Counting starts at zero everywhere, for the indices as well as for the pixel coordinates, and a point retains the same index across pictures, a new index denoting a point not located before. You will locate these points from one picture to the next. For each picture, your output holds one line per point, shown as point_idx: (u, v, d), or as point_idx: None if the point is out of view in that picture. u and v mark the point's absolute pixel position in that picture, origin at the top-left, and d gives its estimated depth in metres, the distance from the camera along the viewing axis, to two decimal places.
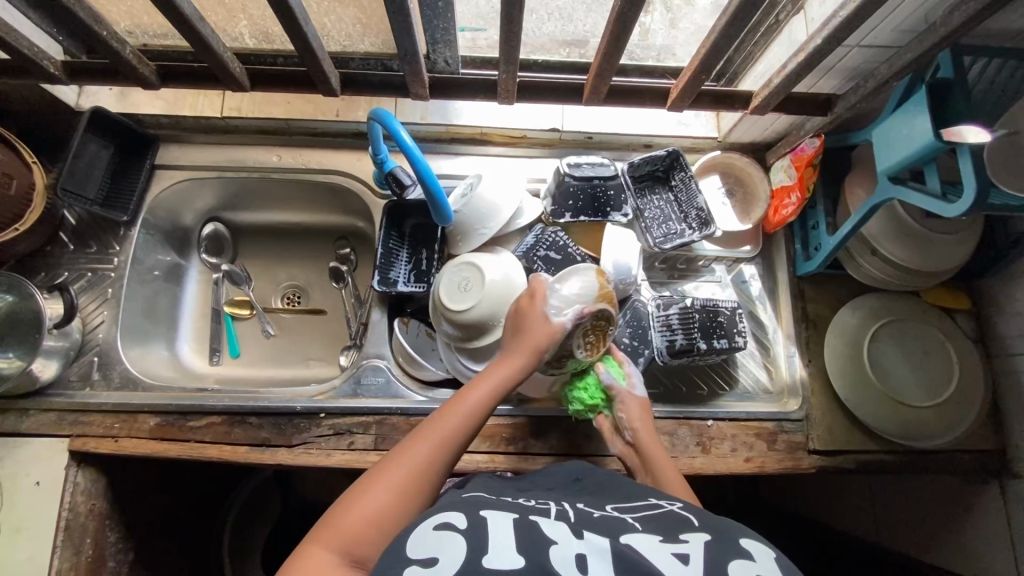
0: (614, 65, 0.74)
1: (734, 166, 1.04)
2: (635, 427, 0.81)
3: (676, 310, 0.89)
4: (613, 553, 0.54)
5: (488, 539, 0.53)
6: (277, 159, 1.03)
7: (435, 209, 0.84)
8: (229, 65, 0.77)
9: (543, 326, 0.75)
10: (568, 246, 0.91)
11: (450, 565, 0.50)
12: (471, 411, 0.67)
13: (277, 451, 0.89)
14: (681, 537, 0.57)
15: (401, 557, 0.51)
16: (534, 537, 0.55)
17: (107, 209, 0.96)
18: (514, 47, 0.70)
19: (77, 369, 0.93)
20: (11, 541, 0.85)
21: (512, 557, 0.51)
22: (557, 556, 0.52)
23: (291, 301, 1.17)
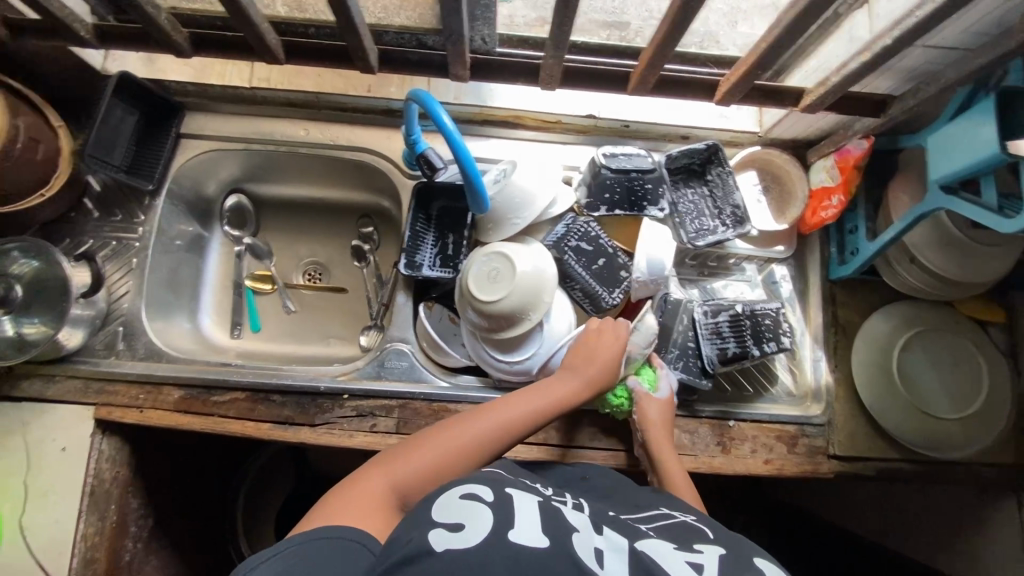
0: (667, 55, 0.70)
1: (773, 163, 1.01)
2: (650, 435, 0.81)
3: (726, 316, 0.86)
4: (630, 551, 0.54)
5: (513, 516, 0.53)
6: (304, 134, 1.00)
7: (472, 195, 0.81)
8: (266, 38, 0.74)
9: (613, 355, 0.80)
10: (600, 237, 0.88)
11: (477, 533, 0.50)
12: (523, 413, 0.72)
13: (299, 429, 0.89)
14: (696, 548, 0.56)
15: (428, 521, 0.52)
16: (557, 521, 0.55)
17: (132, 177, 0.94)
18: (566, 31, 0.67)
19: (102, 338, 0.93)
20: (39, 503, 0.87)
21: (536, 537, 0.51)
22: (579, 543, 0.53)
23: (312, 277, 1.16)
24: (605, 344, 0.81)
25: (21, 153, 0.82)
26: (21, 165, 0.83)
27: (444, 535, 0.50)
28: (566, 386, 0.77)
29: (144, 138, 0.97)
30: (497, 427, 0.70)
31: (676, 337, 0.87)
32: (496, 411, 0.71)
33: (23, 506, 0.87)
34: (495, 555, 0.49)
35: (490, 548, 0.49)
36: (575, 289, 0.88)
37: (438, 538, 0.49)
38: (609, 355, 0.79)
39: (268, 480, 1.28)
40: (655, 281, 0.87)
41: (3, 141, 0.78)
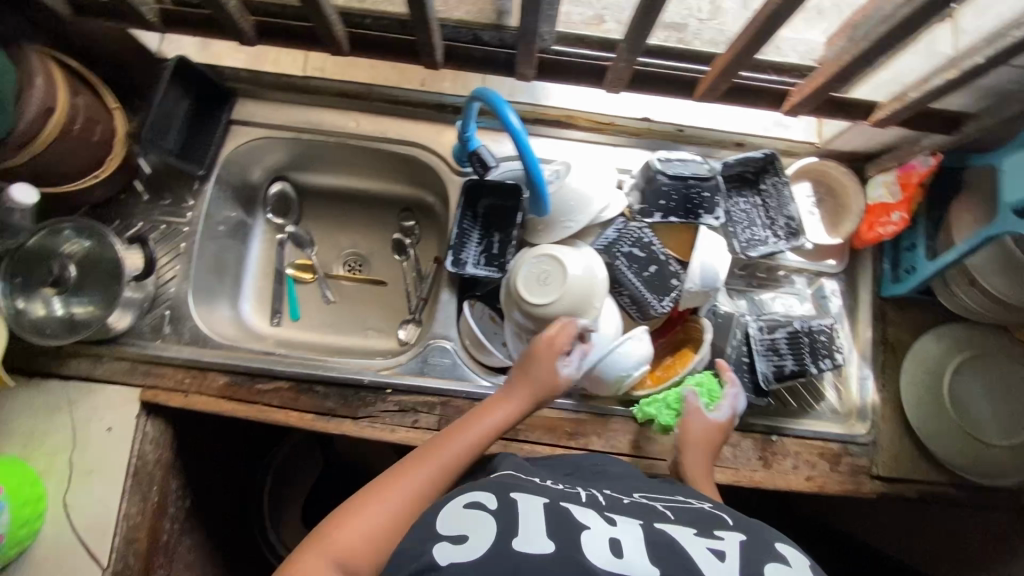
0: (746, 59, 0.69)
1: (828, 174, 0.98)
2: (690, 447, 0.80)
3: (783, 333, 0.85)
4: (646, 539, 0.55)
5: (517, 522, 0.54)
6: (355, 125, 0.99)
7: (533, 198, 0.82)
8: (337, 33, 0.73)
9: (553, 371, 0.78)
10: (653, 244, 0.87)
11: (478, 545, 0.52)
12: (470, 448, 0.71)
13: (342, 421, 0.90)
14: (717, 534, 0.56)
15: (434, 533, 0.54)
16: (565, 521, 0.55)
17: (183, 161, 0.94)
18: (644, 35, 0.67)
19: (149, 321, 0.93)
20: (84, 482, 0.88)
21: (541, 542, 0.52)
22: (589, 542, 0.53)
23: (352, 268, 1.16)
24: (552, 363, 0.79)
25: (80, 135, 0.81)
26: (79, 146, 0.82)
27: (449, 549, 0.52)
28: (507, 414, 0.76)
29: (195, 122, 0.96)
30: (445, 466, 0.68)
31: (729, 354, 0.87)
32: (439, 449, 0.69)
33: (68, 483, 0.88)
34: (496, 568, 0.50)
35: (495, 559, 0.51)
36: (624, 295, 0.87)
37: (442, 553, 0.52)
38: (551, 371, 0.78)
39: (295, 467, 1.27)
40: (706, 291, 0.86)
41: (63, 123, 0.78)
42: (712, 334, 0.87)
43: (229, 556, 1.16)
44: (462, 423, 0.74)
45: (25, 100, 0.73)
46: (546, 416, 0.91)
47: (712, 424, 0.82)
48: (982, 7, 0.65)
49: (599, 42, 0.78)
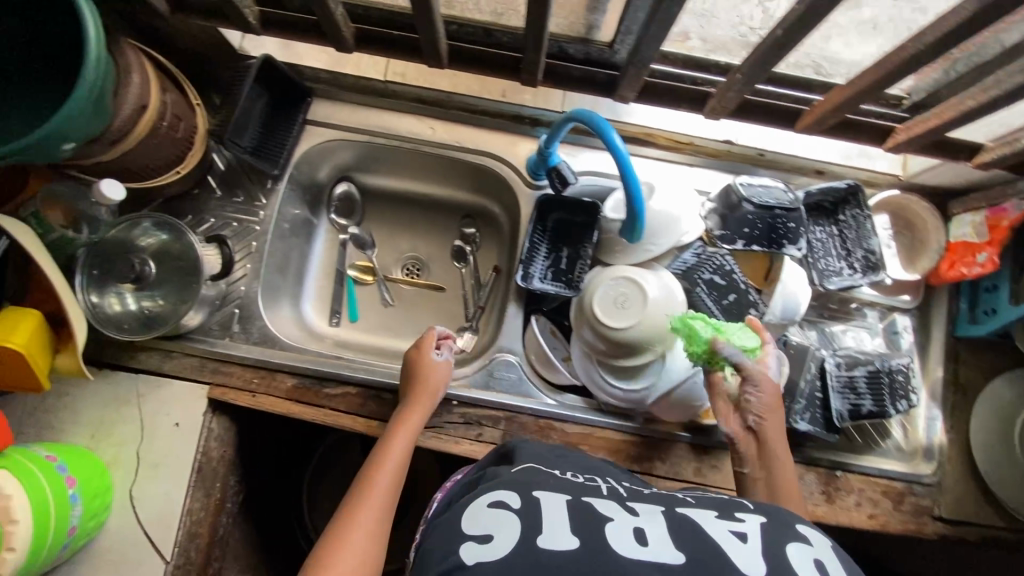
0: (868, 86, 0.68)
1: (908, 208, 0.97)
2: (767, 415, 0.75)
3: (863, 372, 0.84)
4: (669, 524, 0.55)
5: (541, 517, 0.54)
6: (431, 132, 0.98)
7: (630, 223, 0.79)
8: (440, 42, 0.73)
9: (435, 371, 0.86)
10: (734, 272, 0.85)
11: (505, 541, 0.52)
12: (399, 459, 0.77)
13: (406, 431, 0.89)
14: (738, 517, 0.57)
15: (459, 533, 0.55)
16: (587, 513, 0.56)
17: (259, 160, 0.93)
18: (765, 66, 0.69)
19: (219, 319, 0.93)
20: (149, 476, 0.88)
21: (565, 538, 0.52)
22: (613, 533, 0.53)
23: (411, 272, 1.16)
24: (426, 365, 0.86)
25: (165, 133, 0.80)
26: (164, 143, 0.81)
27: (475, 548, 0.52)
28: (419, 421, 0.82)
29: (271, 120, 0.95)
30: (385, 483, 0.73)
31: (803, 388, 0.85)
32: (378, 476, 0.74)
33: (134, 476, 0.88)
34: (521, 565, 0.50)
35: (520, 556, 0.50)
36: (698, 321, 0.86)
37: (467, 552, 0.52)
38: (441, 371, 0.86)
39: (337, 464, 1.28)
40: (785, 322, 0.86)
41: (152, 120, 0.77)
42: (787, 367, 0.84)
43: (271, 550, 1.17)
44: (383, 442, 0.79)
45: (122, 97, 0.72)
46: (611, 438, 0.90)
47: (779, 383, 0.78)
48: None
49: (685, 61, 0.82)
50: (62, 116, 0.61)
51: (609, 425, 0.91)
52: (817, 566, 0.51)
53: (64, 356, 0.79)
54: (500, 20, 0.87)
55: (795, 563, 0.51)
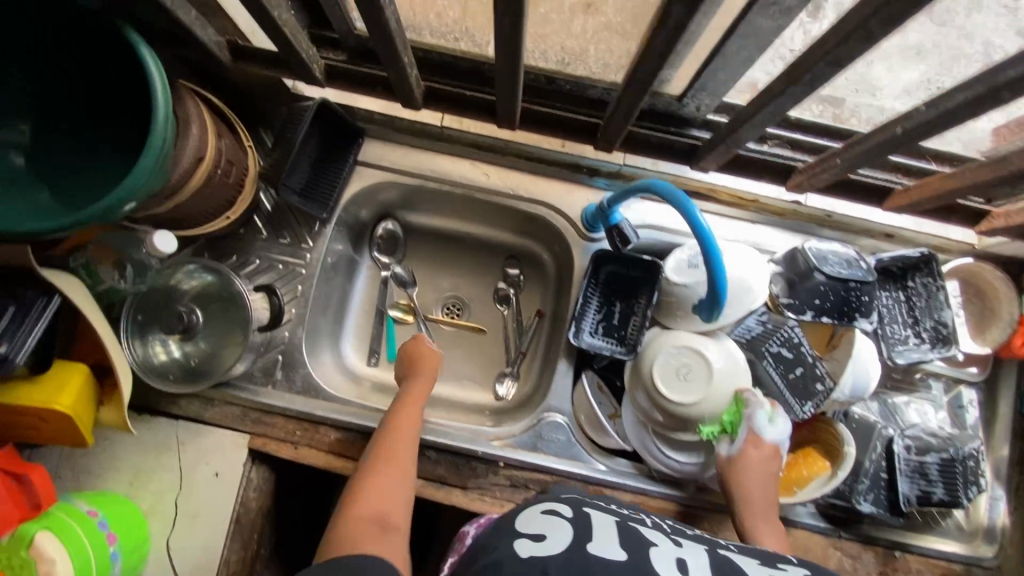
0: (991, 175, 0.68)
1: (980, 277, 0.93)
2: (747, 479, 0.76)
3: (935, 458, 0.81)
4: (712, 560, 0.57)
5: (593, 531, 0.58)
6: (485, 178, 0.95)
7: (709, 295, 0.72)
8: (517, 89, 0.69)
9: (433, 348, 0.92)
10: (803, 344, 0.81)
11: (557, 542, 0.56)
12: (413, 419, 0.82)
13: (451, 491, 0.86)
14: (781, 566, 0.58)
15: (514, 531, 0.59)
16: (636, 539, 0.58)
17: (310, 204, 0.90)
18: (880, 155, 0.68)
19: (262, 364, 0.91)
20: (186, 528, 0.85)
21: (614, 550, 0.55)
22: (657, 555, 0.56)
23: (451, 313, 1.13)
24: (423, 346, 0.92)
25: (219, 180, 0.77)
26: (217, 190, 0.78)
27: (528, 543, 0.56)
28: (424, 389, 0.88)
29: (322, 161, 0.92)
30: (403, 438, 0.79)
31: (868, 468, 0.82)
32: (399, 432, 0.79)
33: (171, 527, 0.85)
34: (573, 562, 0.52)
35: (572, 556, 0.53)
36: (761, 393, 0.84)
37: (523, 546, 0.55)
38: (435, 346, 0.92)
39: None
40: (852, 399, 0.83)
41: (209, 170, 0.74)
42: (853, 447, 0.82)
43: None
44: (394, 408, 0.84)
45: (180, 150, 0.68)
46: (663, 508, 0.87)
47: (766, 444, 0.78)
48: None
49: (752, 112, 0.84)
50: (138, 173, 0.59)
51: (660, 493, 0.88)
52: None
53: (108, 409, 0.77)
54: (567, 69, 0.83)
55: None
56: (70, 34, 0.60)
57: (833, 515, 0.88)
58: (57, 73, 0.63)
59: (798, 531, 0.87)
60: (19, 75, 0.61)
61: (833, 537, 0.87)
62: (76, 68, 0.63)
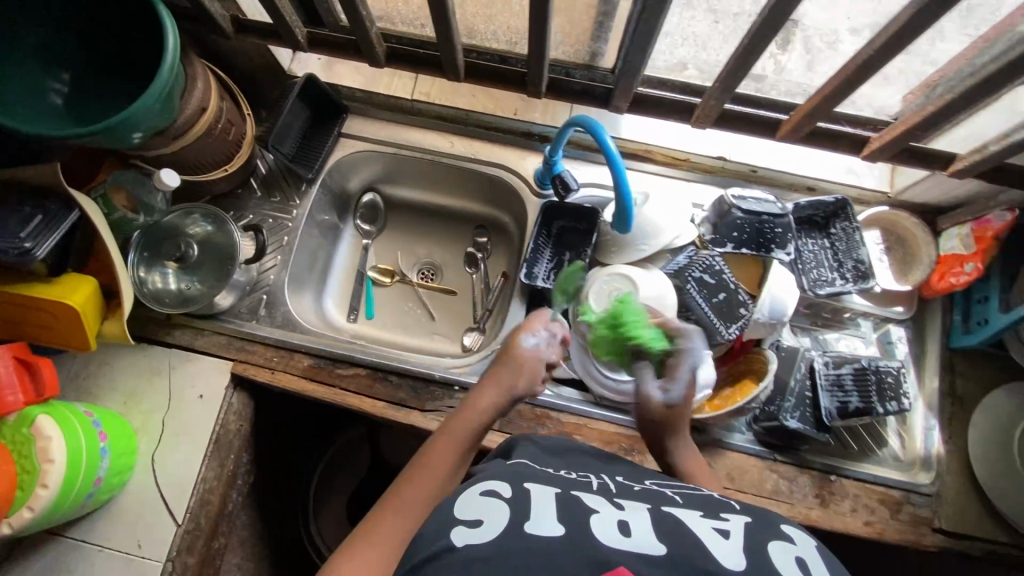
0: (831, 106, 0.73)
1: (899, 224, 1.00)
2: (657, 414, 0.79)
3: (849, 370, 0.88)
4: (655, 522, 0.56)
5: (531, 508, 0.55)
6: (450, 145, 1.09)
7: (618, 217, 0.87)
8: (458, 60, 0.84)
9: (522, 360, 0.80)
10: (724, 272, 0.90)
11: (493, 529, 0.53)
12: (463, 434, 0.73)
13: (410, 412, 0.95)
14: (722, 516, 0.58)
15: (451, 519, 0.56)
16: (575, 510, 0.55)
17: (297, 165, 1.06)
18: (740, 76, 0.73)
19: (247, 303, 1.03)
20: (172, 443, 0.95)
21: (551, 525, 0.53)
22: (597, 523, 0.54)
23: (425, 276, 1.24)
24: (519, 353, 0.81)
25: (219, 134, 0.93)
26: (217, 143, 0.94)
27: (464, 532, 0.53)
28: (494, 394, 0.77)
29: (310, 132, 1.09)
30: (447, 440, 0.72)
31: (793, 386, 0.89)
32: (438, 453, 0.70)
33: (157, 444, 0.95)
34: (513, 546, 0.50)
35: (508, 539, 0.51)
36: (691, 319, 0.91)
37: (458, 536, 0.53)
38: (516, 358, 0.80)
39: (342, 458, 1.42)
40: (773, 323, 0.91)
41: (209, 120, 0.89)
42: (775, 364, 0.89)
43: (274, 536, 1.27)
44: (450, 421, 0.75)
45: (186, 100, 0.84)
46: (606, 430, 0.93)
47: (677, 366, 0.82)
48: None
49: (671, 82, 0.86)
50: (149, 96, 0.73)
51: (602, 416, 0.94)
52: (799, 563, 0.52)
53: (110, 324, 0.88)
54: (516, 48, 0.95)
55: (778, 564, 0.52)
56: (100, 5, 0.77)
57: (768, 440, 0.94)
58: (91, 38, 0.81)
59: (734, 453, 0.93)
60: (62, 40, 0.79)
61: (768, 460, 0.93)
62: (103, 33, 0.80)
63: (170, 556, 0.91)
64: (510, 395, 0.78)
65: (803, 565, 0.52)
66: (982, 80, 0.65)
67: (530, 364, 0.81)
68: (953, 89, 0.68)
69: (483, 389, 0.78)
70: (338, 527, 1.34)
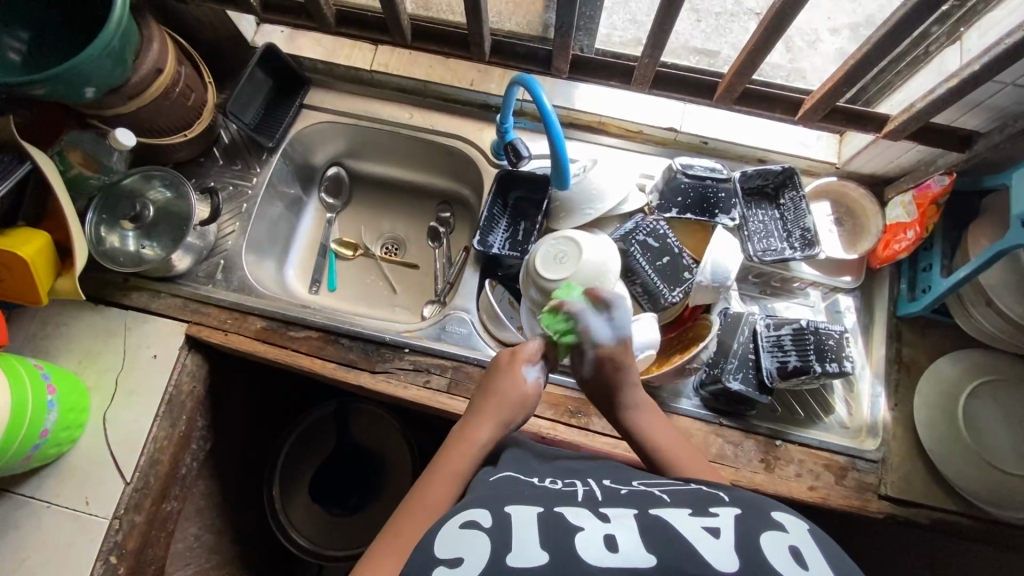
0: (757, 64, 0.76)
1: (847, 196, 1.02)
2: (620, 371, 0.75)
3: (789, 330, 0.89)
4: (641, 528, 0.53)
5: (513, 536, 0.51)
6: (409, 117, 1.13)
7: (556, 173, 0.89)
8: (402, 21, 0.84)
9: (517, 389, 0.73)
10: (668, 236, 0.92)
11: (474, 566, 0.49)
12: (461, 467, 0.67)
13: (360, 373, 0.96)
14: (711, 511, 0.55)
15: (430, 560, 0.51)
16: (560, 529, 0.52)
17: (257, 133, 1.08)
18: (666, 31, 0.74)
19: (205, 267, 1.04)
20: (123, 402, 0.96)
21: (535, 553, 0.50)
22: (581, 541, 0.51)
23: (389, 251, 1.25)
24: (517, 380, 0.74)
25: (177, 98, 0.95)
26: (176, 106, 0.96)
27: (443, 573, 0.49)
28: (494, 430, 0.71)
29: (273, 104, 1.12)
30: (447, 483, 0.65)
31: (736, 348, 0.90)
32: (432, 488, 0.65)
33: (109, 403, 0.96)
34: None
35: None
36: (636, 283, 0.92)
37: None
38: (514, 387, 0.73)
39: (307, 442, 1.38)
40: (717, 286, 0.91)
41: (167, 82, 0.91)
42: (718, 327, 0.92)
43: (234, 513, 1.25)
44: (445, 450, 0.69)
45: (142, 58, 0.86)
46: (553, 393, 0.94)
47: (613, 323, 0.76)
48: (982, 30, 0.72)
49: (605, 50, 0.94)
50: (101, 41, 0.75)
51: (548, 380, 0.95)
52: (793, 556, 0.50)
53: (64, 280, 0.89)
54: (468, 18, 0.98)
55: (773, 560, 0.49)
56: None
57: (715, 405, 0.94)
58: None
59: (681, 417, 0.94)
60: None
61: (713, 424, 0.93)
62: None
63: (117, 513, 0.90)
64: (508, 429, 0.72)
65: (798, 557, 0.49)
66: (891, 29, 0.67)
67: (529, 394, 0.74)
68: (870, 41, 0.70)
69: (482, 418, 0.71)
70: (301, 505, 1.33)
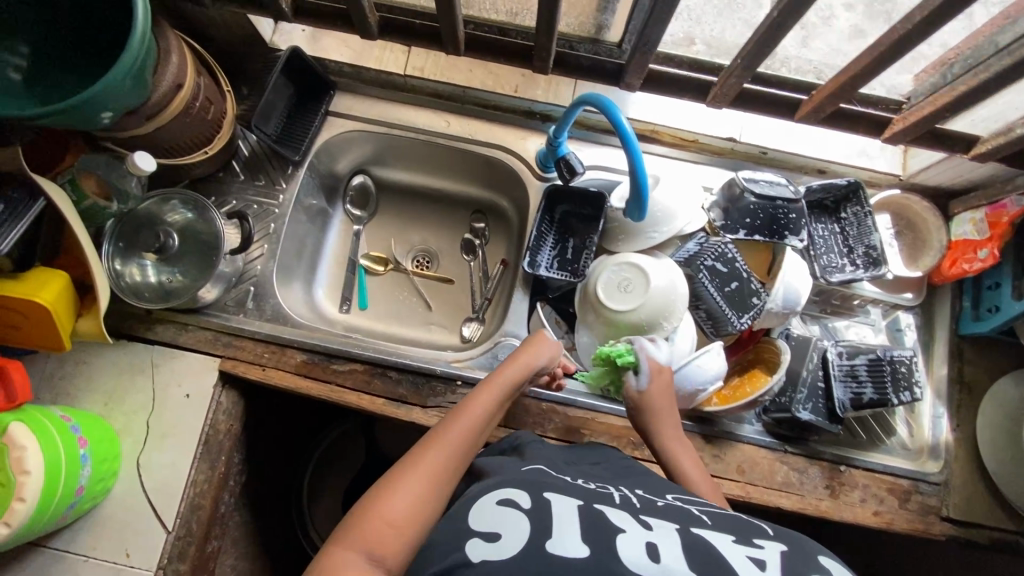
0: (854, 87, 0.71)
1: (909, 209, 0.98)
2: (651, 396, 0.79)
3: (863, 360, 0.87)
4: (684, 544, 0.50)
5: (554, 521, 0.50)
6: (446, 125, 1.04)
7: (632, 203, 0.84)
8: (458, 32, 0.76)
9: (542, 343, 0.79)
10: (737, 260, 0.87)
11: (512, 542, 0.48)
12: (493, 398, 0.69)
13: (411, 409, 0.91)
14: (756, 542, 0.52)
15: (463, 529, 0.50)
16: (603, 530, 0.50)
17: (282, 146, 0.99)
18: (762, 52, 0.68)
19: (234, 296, 0.97)
20: (156, 446, 0.89)
21: (574, 547, 0.48)
22: (623, 545, 0.48)
23: (420, 264, 1.18)
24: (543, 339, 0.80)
25: (197, 113, 0.85)
26: (196, 123, 0.86)
27: (481, 547, 0.48)
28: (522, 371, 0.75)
29: (296, 111, 1.02)
30: (486, 409, 0.68)
31: (805, 377, 0.87)
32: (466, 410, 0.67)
33: (142, 448, 0.89)
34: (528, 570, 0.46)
35: (524, 564, 0.46)
36: (702, 308, 0.89)
37: (474, 551, 0.48)
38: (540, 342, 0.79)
39: (335, 458, 1.32)
40: (786, 311, 0.89)
41: (187, 98, 0.82)
42: (789, 355, 0.87)
43: (266, 537, 1.21)
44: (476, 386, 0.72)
45: (162, 73, 0.77)
46: (614, 424, 0.91)
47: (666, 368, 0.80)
48: None
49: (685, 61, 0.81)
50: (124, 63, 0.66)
51: (608, 410, 0.92)
52: None
53: (85, 320, 0.81)
54: None
55: None
56: None
57: (779, 432, 0.92)
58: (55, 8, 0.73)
59: (745, 445, 0.91)
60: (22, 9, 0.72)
61: (779, 452, 0.91)
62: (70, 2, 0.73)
63: (161, 565, 0.86)
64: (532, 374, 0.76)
65: None
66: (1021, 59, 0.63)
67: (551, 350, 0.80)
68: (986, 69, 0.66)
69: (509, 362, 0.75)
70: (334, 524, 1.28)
